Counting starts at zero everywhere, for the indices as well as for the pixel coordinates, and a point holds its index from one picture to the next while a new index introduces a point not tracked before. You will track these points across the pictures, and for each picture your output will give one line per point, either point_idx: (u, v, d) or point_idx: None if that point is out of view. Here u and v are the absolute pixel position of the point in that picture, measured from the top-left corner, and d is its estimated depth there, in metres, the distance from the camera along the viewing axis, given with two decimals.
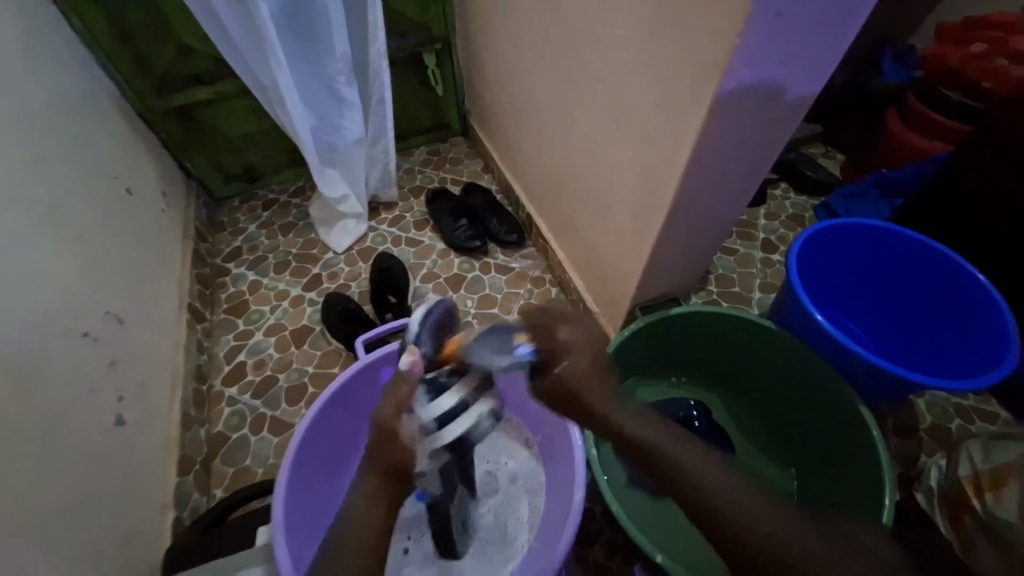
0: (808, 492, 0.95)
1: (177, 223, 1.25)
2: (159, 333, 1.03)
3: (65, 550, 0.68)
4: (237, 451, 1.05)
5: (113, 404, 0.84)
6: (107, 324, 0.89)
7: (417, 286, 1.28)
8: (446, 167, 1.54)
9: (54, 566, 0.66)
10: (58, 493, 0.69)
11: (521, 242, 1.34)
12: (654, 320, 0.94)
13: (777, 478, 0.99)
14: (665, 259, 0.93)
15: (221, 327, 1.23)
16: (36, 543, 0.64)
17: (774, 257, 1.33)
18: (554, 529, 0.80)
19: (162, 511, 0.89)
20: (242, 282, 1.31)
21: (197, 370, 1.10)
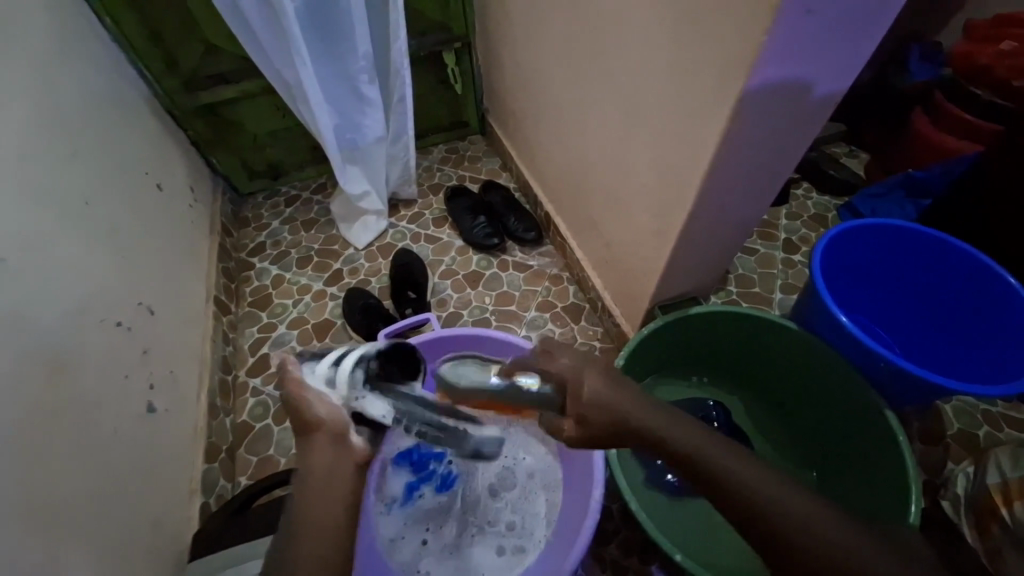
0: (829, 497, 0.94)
1: (204, 218, 1.29)
2: (187, 325, 1.06)
3: (99, 530, 0.71)
4: (260, 441, 1.08)
5: (144, 392, 0.87)
6: (139, 314, 0.92)
7: (435, 283, 1.30)
8: (464, 165, 1.56)
9: (90, 545, 0.69)
10: (93, 476, 0.72)
11: (539, 240, 1.34)
12: (673, 319, 0.93)
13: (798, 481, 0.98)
14: (686, 258, 0.92)
15: (245, 320, 1.26)
16: (72, 523, 0.67)
17: (795, 257, 1.31)
18: (572, 526, 0.80)
19: (189, 496, 0.92)
20: (266, 276, 1.34)
21: (223, 362, 1.13)
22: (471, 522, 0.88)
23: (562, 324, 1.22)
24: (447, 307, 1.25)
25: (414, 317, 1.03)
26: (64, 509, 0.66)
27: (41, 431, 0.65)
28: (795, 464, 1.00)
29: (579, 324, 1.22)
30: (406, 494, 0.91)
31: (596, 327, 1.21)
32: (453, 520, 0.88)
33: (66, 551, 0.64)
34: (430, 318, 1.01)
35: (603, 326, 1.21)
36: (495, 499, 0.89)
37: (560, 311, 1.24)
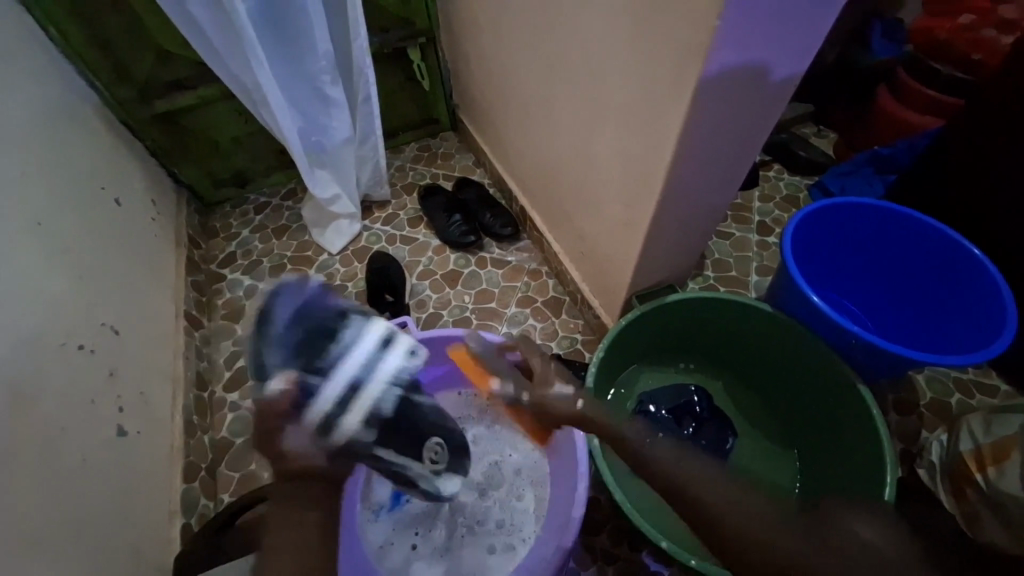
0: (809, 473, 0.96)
1: (168, 231, 1.25)
2: (156, 343, 1.03)
3: (72, 564, 0.68)
4: (242, 456, 1.05)
5: (114, 415, 0.84)
6: (103, 336, 0.89)
7: (413, 284, 1.28)
8: (437, 163, 1.53)
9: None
10: (63, 508, 0.69)
11: (516, 236, 1.34)
12: (651, 308, 0.94)
13: (780, 460, 1.00)
14: (660, 246, 0.92)
15: (219, 333, 1.22)
16: (45, 559, 0.64)
17: (769, 239, 1.33)
18: (561, 519, 0.80)
19: (170, 518, 0.89)
20: (238, 287, 1.30)
21: (197, 378, 1.10)
22: (460, 523, 0.87)
23: (544, 319, 1.21)
24: (426, 308, 1.24)
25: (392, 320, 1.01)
26: (39, 544, 0.64)
27: (6, 464, 0.62)
28: (776, 443, 1.01)
29: (560, 318, 1.22)
30: (394, 500, 0.89)
31: (577, 319, 1.21)
32: (441, 522, 0.88)
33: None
34: (408, 320, 0.98)
35: (584, 318, 1.21)
36: (484, 498, 0.89)
37: (540, 305, 1.23)
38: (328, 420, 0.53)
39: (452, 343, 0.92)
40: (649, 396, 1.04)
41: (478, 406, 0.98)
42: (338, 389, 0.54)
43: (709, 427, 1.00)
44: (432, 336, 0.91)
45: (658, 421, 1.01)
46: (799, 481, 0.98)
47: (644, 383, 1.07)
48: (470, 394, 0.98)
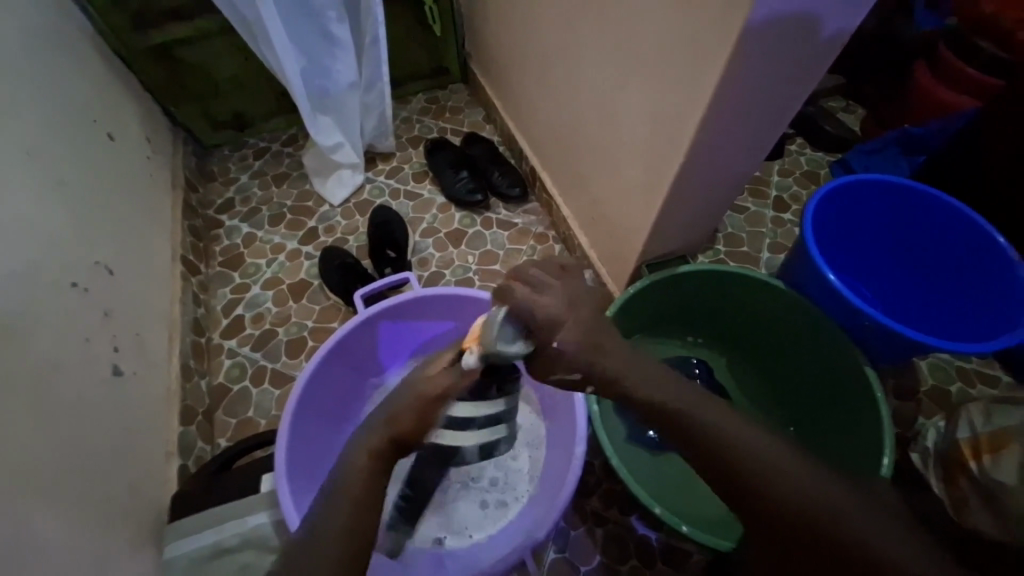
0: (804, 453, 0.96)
1: (163, 173, 1.19)
2: (152, 286, 1.00)
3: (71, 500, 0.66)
4: (239, 403, 1.02)
5: (110, 354, 0.82)
6: (96, 275, 0.86)
7: (416, 241, 1.24)
8: (445, 116, 1.46)
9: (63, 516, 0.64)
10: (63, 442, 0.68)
11: (524, 197, 1.29)
12: (662, 278, 0.91)
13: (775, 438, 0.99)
14: (678, 212, 0.88)
15: (217, 280, 1.19)
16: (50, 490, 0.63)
17: (784, 216, 1.29)
18: (554, 481, 0.79)
19: (166, 459, 0.86)
20: (236, 235, 1.26)
21: (195, 323, 1.07)
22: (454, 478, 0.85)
23: None
24: (429, 266, 1.21)
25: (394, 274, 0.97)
26: (44, 476, 0.62)
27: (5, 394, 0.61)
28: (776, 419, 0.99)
29: None
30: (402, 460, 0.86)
31: None
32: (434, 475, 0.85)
33: (42, 520, 0.60)
34: (408, 276, 0.94)
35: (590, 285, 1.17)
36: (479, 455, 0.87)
37: None
38: (462, 421, 0.64)
39: (458, 303, 0.90)
40: None
41: None
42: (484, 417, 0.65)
43: None
44: (437, 295, 0.89)
45: None
46: None
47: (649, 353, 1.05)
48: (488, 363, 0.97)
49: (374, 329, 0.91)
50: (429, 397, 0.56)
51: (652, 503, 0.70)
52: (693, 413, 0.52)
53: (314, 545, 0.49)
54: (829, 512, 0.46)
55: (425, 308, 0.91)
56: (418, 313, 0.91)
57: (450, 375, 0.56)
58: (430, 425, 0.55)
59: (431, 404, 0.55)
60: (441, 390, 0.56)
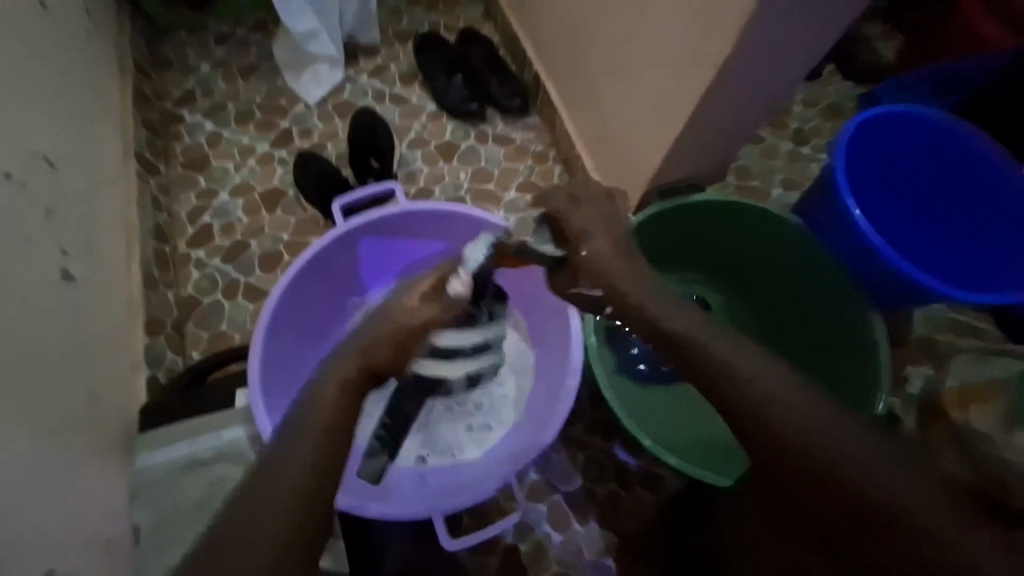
0: None
1: (106, 50, 1.01)
2: (102, 183, 0.88)
3: None
4: (211, 316, 0.96)
5: (57, 257, 0.72)
6: (35, 167, 0.72)
7: (403, 153, 1.13)
8: (439, 8, 1.26)
9: None
10: None
11: (524, 110, 1.16)
12: (672, 206, 0.85)
13: None
14: (699, 132, 0.80)
15: (179, 183, 1.07)
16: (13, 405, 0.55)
17: (802, 150, 1.20)
18: (543, 409, 0.78)
19: (133, 371, 0.82)
20: (199, 133, 1.12)
21: (156, 229, 0.97)
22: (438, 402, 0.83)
23: None
24: (417, 182, 1.11)
25: (378, 184, 0.87)
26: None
27: None
28: None
29: None
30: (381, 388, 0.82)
31: None
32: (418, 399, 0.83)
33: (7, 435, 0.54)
34: (393, 187, 0.85)
35: None
36: None
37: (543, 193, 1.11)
38: (451, 347, 0.64)
39: (448, 220, 0.82)
40: None
41: None
42: (473, 343, 0.65)
43: None
44: (426, 211, 0.81)
45: None
46: None
47: None
48: None
49: (355, 243, 0.83)
50: (410, 330, 0.53)
51: (642, 436, 0.71)
52: (742, 373, 0.53)
53: (291, 465, 0.46)
54: (839, 454, 0.48)
55: (412, 223, 0.83)
56: (403, 229, 0.84)
57: (434, 305, 0.54)
58: (407, 357, 0.53)
59: (411, 336, 0.53)
60: (425, 321, 0.54)
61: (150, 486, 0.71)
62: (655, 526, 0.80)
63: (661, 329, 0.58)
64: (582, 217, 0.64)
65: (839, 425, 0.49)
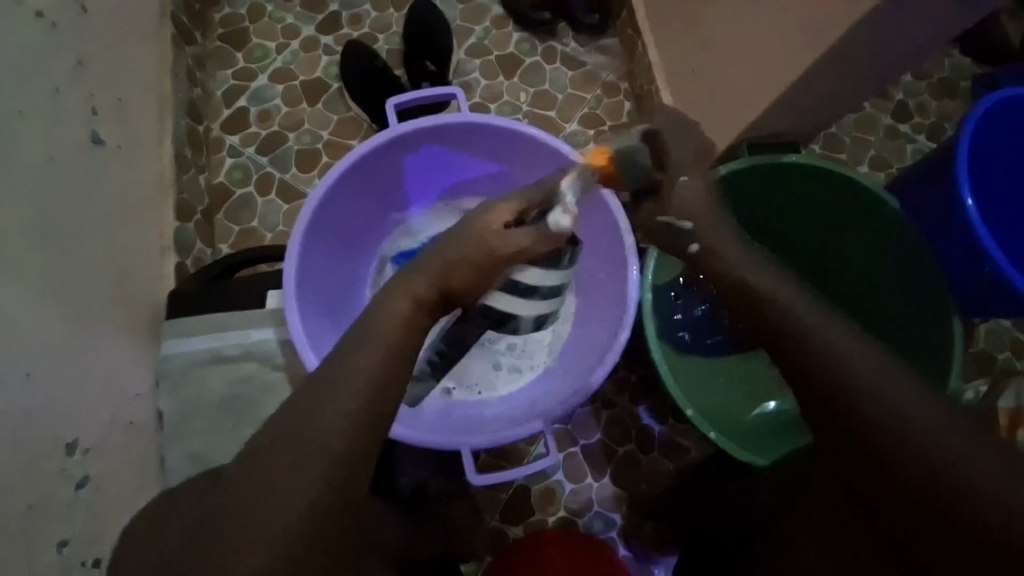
0: None
1: None
2: (135, 41, 0.79)
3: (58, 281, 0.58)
4: (243, 209, 0.91)
5: (86, 116, 0.66)
6: (64, 7, 0.64)
7: (459, 59, 1.01)
8: None
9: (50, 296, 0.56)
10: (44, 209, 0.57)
11: (602, 29, 1.01)
12: (761, 164, 0.75)
13: None
14: (818, 82, 0.67)
15: (216, 58, 0.97)
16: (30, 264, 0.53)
17: (902, 128, 1.04)
18: (581, 360, 0.75)
19: (162, 254, 0.78)
20: (239, 3, 1.00)
21: (190, 106, 0.90)
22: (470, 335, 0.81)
23: None
24: (471, 96, 1.00)
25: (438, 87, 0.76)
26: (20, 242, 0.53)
27: None
28: None
29: None
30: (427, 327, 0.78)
31: None
32: None
33: (21, 294, 0.52)
34: (457, 94, 0.75)
35: None
36: None
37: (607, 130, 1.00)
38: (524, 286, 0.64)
39: (509, 139, 0.73)
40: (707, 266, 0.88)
41: None
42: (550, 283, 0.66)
43: None
44: (486, 125, 0.72)
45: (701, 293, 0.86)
46: None
47: None
48: None
49: (405, 151, 0.75)
50: (501, 257, 0.49)
51: (686, 405, 0.69)
52: (823, 337, 0.45)
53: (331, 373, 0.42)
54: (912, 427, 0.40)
55: (471, 137, 0.75)
56: (457, 143, 0.76)
57: (528, 235, 0.50)
58: (489, 280, 0.50)
59: (496, 255, 0.49)
60: (518, 246, 0.49)
61: (175, 373, 0.70)
62: (669, 492, 0.80)
63: (739, 280, 0.51)
64: (675, 142, 0.57)
65: (912, 388, 0.42)
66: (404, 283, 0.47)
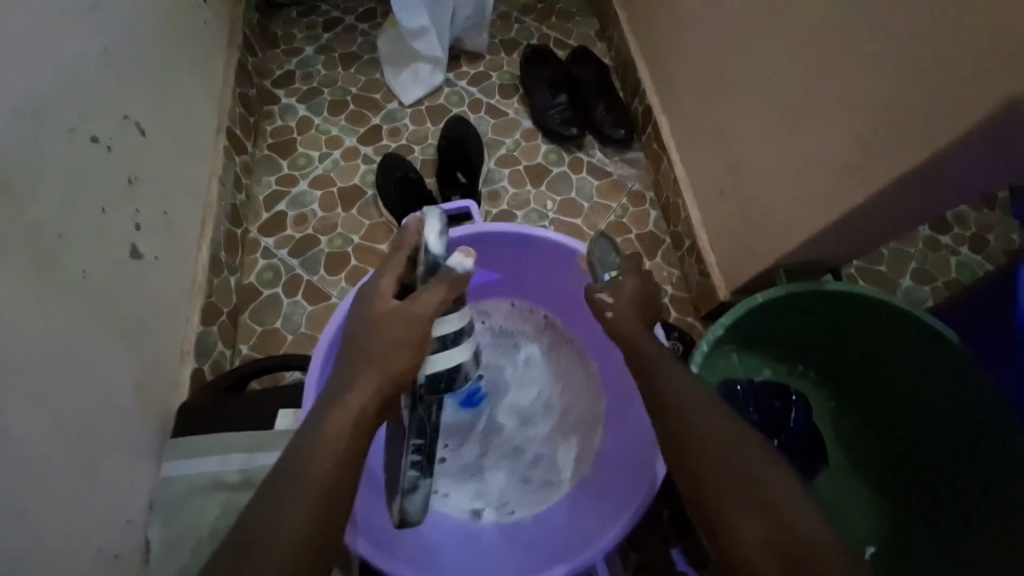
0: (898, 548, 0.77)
1: (221, 21, 0.98)
2: (190, 157, 0.84)
3: (70, 406, 0.56)
4: (267, 310, 0.92)
5: (128, 231, 0.69)
6: (124, 132, 0.70)
7: (489, 168, 1.05)
8: (552, 21, 1.18)
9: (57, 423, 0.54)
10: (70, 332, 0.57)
11: (628, 143, 1.05)
12: (801, 290, 0.72)
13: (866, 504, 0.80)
14: (858, 224, 0.64)
15: (263, 165, 1.04)
16: (40, 384, 0.52)
17: (942, 240, 1.00)
18: (618, 483, 0.71)
19: (181, 360, 0.77)
20: (291, 116, 1.09)
21: (232, 210, 0.94)
22: (493, 447, 0.78)
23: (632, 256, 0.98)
24: (499, 203, 1.03)
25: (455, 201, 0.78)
26: (33, 364, 0.52)
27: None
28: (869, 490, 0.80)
29: (653, 262, 0.98)
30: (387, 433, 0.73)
31: (673, 269, 0.97)
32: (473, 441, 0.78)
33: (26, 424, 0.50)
34: (470, 207, 0.77)
35: (683, 271, 0.96)
36: (523, 428, 0.79)
37: (633, 238, 1.00)
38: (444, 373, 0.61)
39: (528, 246, 0.76)
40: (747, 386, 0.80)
41: (535, 323, 0.84)
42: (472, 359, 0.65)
43: (801, 448, 0.79)
44: (503, 232, 0.74)
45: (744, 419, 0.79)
46: (873, 547, 0.78)
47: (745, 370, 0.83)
48: (528, 308, 0.84)
49: None
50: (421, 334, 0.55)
51: None
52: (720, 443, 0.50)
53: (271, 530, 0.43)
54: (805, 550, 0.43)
55: (490, 245, 0.76)
56: (481, 251, 0.77)
57: (438, 290, 0.57)
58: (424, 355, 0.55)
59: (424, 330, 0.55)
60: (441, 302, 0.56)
61: (172, 502, 0.65)
62: None
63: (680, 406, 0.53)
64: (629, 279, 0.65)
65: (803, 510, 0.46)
66: (350, 404, 0.51)
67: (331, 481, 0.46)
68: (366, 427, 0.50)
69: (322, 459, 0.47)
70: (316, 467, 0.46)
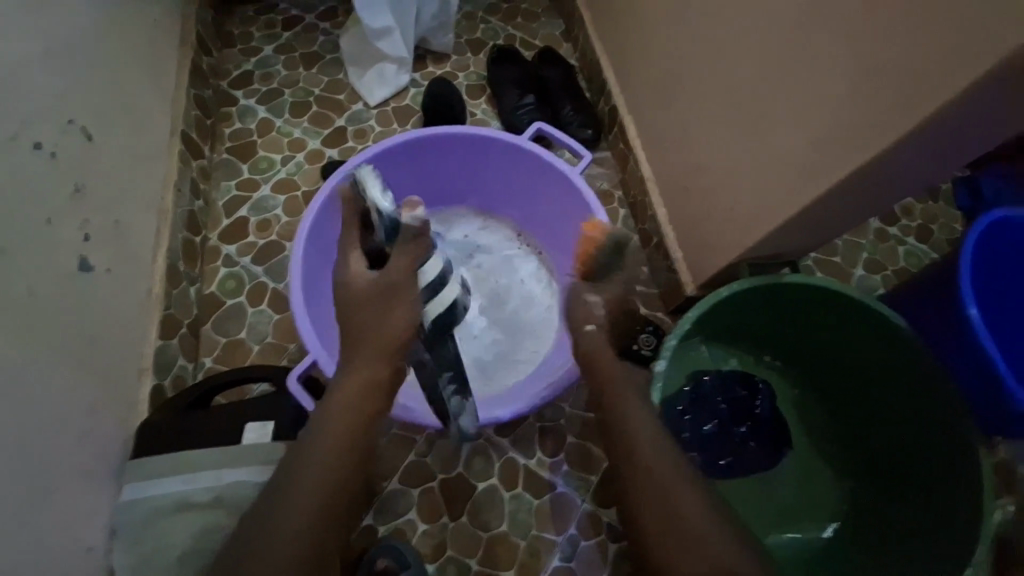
0: (856, 527, 0.79)
1: (172, 19, 0.94)
2: (143, 163, 0.80)
3: (17, 432, 0.52)
4: (231, 321, 0.88)
5: (77, 243, 0.65)
6: (69, 139, 0.66)
7: None
8: (517, 22, 1.19)
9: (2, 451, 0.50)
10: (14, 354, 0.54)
11: (595, 142, 1.07)
12: (758, 284, 0.74)
13: (829, 486, 0.83)
14: (813, 220, 0.67)
15: (223, 169, 1.00)
16: None
17: (890, 231, 1.06)
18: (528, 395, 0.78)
19: (139, 377, 0.73)
20: (250, 118, 1.05)
21: (190, 217, 0.90)
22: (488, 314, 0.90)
23: None
24: None
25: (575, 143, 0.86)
26: None
27: None
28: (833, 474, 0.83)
29: None
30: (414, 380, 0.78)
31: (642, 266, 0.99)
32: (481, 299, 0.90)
33: None
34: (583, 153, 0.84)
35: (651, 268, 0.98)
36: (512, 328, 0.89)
37: None
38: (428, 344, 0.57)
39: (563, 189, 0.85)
40: (716, 376, 0.84)
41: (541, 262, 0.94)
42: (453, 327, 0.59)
43: (766, 432, 0.83)
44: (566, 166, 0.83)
45: (712, 409, 0.82)
46: (832, 528, 0.81)
47: (713, 359, 0.86)
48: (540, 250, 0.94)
49: (493, 158, 0.88)
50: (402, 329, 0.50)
51: None
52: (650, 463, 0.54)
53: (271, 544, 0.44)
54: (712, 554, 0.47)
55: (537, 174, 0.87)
56: (526, 172, 0.88)
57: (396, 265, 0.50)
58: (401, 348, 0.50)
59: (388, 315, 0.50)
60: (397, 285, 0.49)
61: (135, 524, 0.62)
62: None
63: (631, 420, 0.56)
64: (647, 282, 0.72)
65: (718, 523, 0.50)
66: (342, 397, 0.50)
67: (325, 494, 0.47)
68: (370, 419, 0.49)
69: (320, 460, 0.47)
70: (309, 471, 0.47)
